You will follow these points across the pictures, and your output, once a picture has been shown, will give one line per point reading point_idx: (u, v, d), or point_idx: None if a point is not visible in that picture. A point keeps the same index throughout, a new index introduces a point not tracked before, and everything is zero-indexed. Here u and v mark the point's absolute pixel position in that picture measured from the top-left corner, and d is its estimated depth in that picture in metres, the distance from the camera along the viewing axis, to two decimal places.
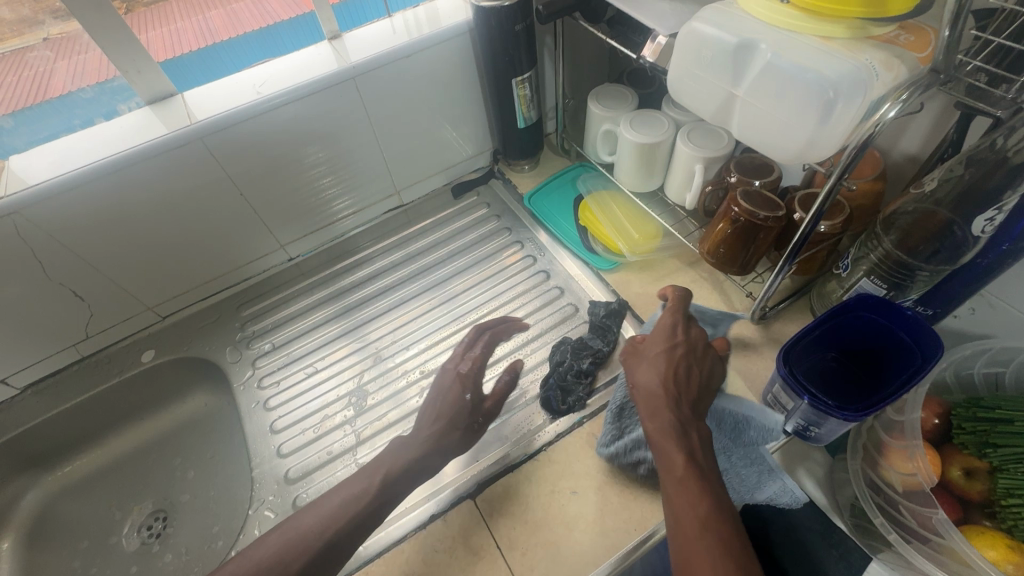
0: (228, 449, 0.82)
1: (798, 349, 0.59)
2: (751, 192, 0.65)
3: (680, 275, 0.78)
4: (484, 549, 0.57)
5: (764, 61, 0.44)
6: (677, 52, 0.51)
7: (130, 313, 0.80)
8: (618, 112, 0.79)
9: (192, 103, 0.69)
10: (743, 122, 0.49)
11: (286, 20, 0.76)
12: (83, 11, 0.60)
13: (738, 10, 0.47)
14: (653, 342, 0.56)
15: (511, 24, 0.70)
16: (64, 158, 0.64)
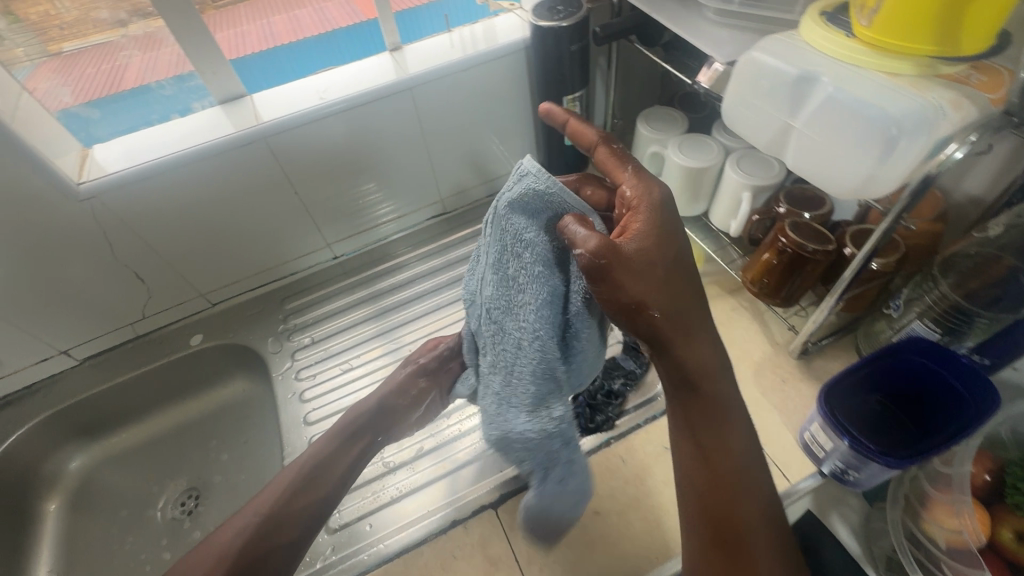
0: (262, 435, 0.86)
1: (842, 389, 0.57)
2: (800, 225, 0.64)
3: (719, 303, 0.77)
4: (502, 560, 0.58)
5: (824, 94, 0.44)
6: (733, 79, 0.51)
7: (183, 297, 0.84)
8: (667, 135, 0.79)
9: (260, 105, 0.74)
10: (798, 154, 0.48)
11: (342, 24, 0.81)
12: (172, 17, 0.65)
13: (800, 42, 0.47)
14: (659, 248, 0.43)
15: (568, 44, 0.71)
16: (141, 150, 0.69)
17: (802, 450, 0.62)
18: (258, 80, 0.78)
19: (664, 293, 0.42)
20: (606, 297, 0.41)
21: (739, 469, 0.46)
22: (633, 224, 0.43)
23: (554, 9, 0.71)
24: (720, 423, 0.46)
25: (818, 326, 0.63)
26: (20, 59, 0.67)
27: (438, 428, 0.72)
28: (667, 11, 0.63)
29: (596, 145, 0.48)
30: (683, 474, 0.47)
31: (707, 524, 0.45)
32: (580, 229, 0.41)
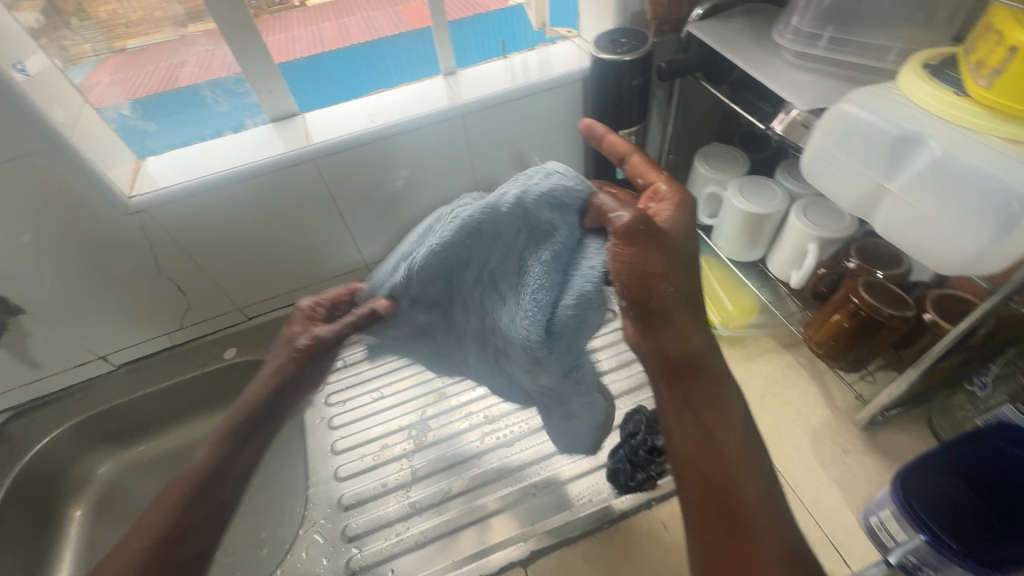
0: (288, 455, 0.84)
1: (918, 472, 0.52)
2: (874, 285, 0.59)
3: (773, 359, 0.72)
4: None
5: (931, 158, 0.40)
6: (818, 131, 0.48)
7: (220, 310, 0.84)
8: (727, 175, 0.75)
9: (311, 125, 0.73)
10: (892, 218, 0.44)
11: (389, 33, 0.78)
12: (235, 36, 0.65)
13: (899, 96, 0.43)
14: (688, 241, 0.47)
15: (630, 79, 0.68)
16: (193, 166, 0.69)
17: (867, 535, 0.56)
18: (304, 90, 0.77)
19: (686, 276, 0.46)
20: (626, 262, 0.44)
21: (738, 441, 0.43)
22: (662, 211, 0.47)
23: (617, 41, 0.68)
24: (724, 406, 0.44)
25: (891, 397, 0.58)
26: (87, 55, 0.67)
27: (460, 442, 0.71)
28: (741, 51, 0.60)
29: (628, 155, 0.52)
30: (678, 450, 0.45)
31: (705, 494, 0.42)
32: (612, 203, 0.46)
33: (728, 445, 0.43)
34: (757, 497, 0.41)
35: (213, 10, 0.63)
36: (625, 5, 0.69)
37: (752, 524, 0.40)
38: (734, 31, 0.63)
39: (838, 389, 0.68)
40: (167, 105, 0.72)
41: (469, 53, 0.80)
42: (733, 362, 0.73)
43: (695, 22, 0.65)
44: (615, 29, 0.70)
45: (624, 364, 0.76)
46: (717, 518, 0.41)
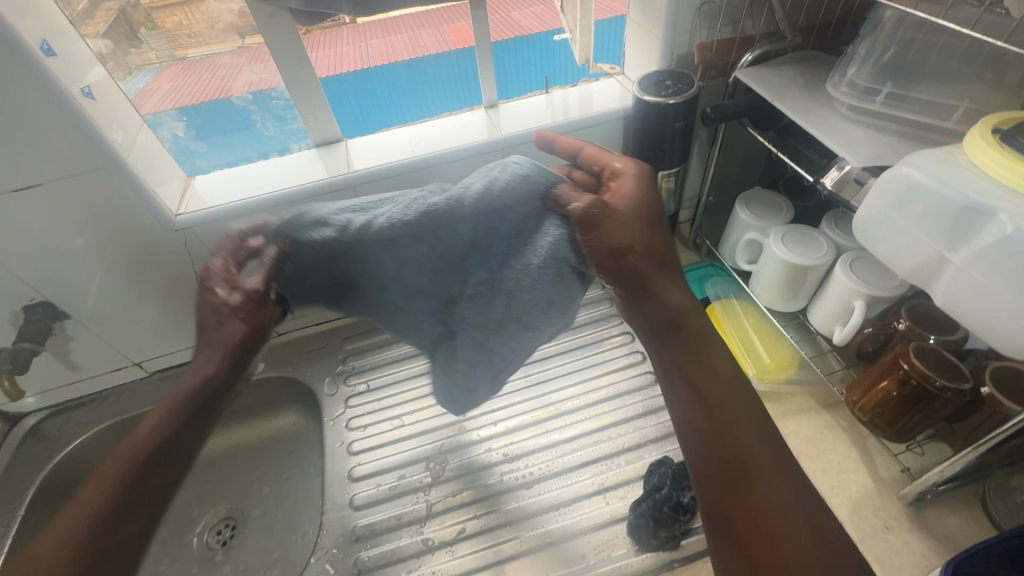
0: (306, 474, 0.85)
1: (971, 564, 0.47)
2: (926, 351, 0.56)
3: (810, 418, 0.68)
4: None
5: (1000, 232, 0.37)
6: (873, 191, 0.46)
7: None
8: (769, 222, 0.73)
9: (353, 152, 0.75)
10: (954, 290, 0.42)
11: (431, 54, 0.73)
12: (287, 66, 0.67)
13: (965, 162, 0.40)
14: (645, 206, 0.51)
15: (673, 122, 0.67)
16: (238, 187, 0.72)
17: None
18: (348, 105, 0.76)
19: (647, 237, 0.51)
20: (596, 240, 0.49)
21: (729, 379, 0.48)
22: (622, 190, 0.51)
23: (662, 84, 0.67)
24: (708, 348, 0.50)
25: (943, 476, 0.54)
26: (151, 61, 0.68)
27: (477, 479, 0.70)
28: (791, 101, 0.58)
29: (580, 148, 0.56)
30: (678, 401, 0.49)
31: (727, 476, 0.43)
32: (569, 190, 0.50)
33: (742, 425, 0.45)
34: (779, 473, 0.42)
35: (268, 41, 0.65)
36: (671, 48, 0.69)
37: (779, 497, 0.41)
38: (784, 79, 0.61)
39: (881, 458, 0.64)
40: (217, 125, 0.73)
41: (514, 88, 0.80)
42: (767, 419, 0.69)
43: (745, 66, 0.63)
44: (660, 71, 0.69)
45: (651, 411, 0.74)
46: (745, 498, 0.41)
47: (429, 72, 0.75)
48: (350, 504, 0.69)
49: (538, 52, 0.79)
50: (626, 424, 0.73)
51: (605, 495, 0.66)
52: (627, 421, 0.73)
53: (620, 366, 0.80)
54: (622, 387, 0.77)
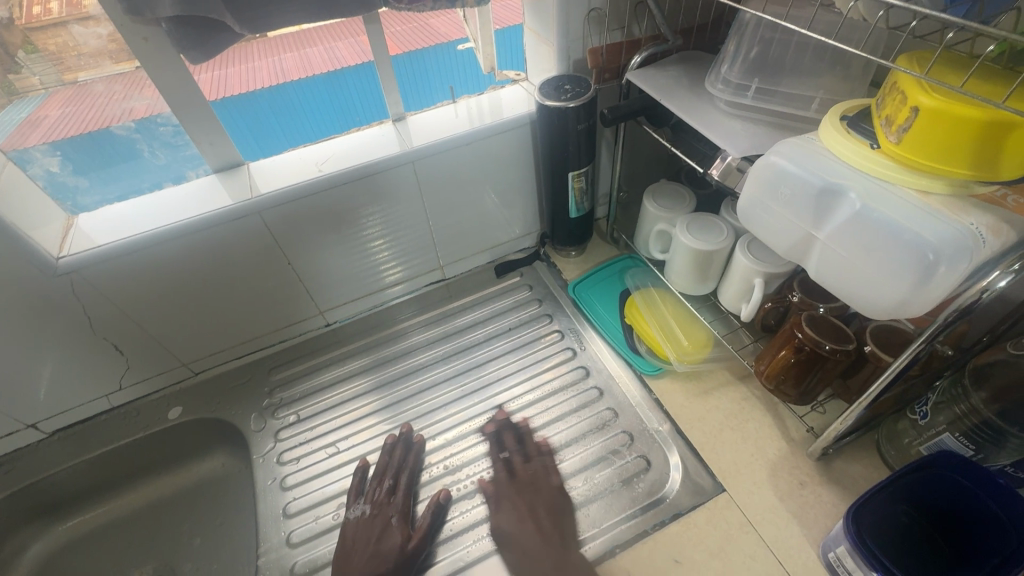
0: (240, 514, 0.80)
1: (870, 505, 0.53)
2: (818, 319, 0.61)
3: (730, 390, 0.72)
4: None
5: (852, 210, 0.41)
6: (749, 179, 0.49)
7: (164, 367, 0.80)
8: (675, 213, 0.77)
9: (257, 175, 0.72)
10: (822, 261, 0.45)
11: (354, 65, 0.75)
12: (173, 91, 0.64)
13: (818, 146, 0.45)
14: None
15: (575, 124, 0.71)
16: (129, 222, 0.67)
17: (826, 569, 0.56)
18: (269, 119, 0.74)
19: None
20: None
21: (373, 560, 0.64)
22: None
23: (561, 88, 0.70)
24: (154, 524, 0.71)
25: (840, 430, 0.59)
26: (35, 87, 0.64)
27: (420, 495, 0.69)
28: (675, 96, 0.62)
29: None
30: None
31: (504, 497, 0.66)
32: None
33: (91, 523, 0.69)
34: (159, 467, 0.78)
35: (146, 65, 0.61)
36: (567, 53, 0.71)
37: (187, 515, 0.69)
38: (669, 79, 0.65)
39: (790, 418, 0.68)
40: (90, 153, 0.67)
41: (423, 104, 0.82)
42: (689, 398, 0.72)
43: (634, 69, 0.67)
44: (558, 76, 0.72)
45: (585, 405, 0.75)
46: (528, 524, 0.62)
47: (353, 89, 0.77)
48: (287, 541, 0.67)
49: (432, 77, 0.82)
50: (562, 419, 0.74)
51: None
52: (562, 417, 0.74)
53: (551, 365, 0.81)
54: (554, 385, 0.78)
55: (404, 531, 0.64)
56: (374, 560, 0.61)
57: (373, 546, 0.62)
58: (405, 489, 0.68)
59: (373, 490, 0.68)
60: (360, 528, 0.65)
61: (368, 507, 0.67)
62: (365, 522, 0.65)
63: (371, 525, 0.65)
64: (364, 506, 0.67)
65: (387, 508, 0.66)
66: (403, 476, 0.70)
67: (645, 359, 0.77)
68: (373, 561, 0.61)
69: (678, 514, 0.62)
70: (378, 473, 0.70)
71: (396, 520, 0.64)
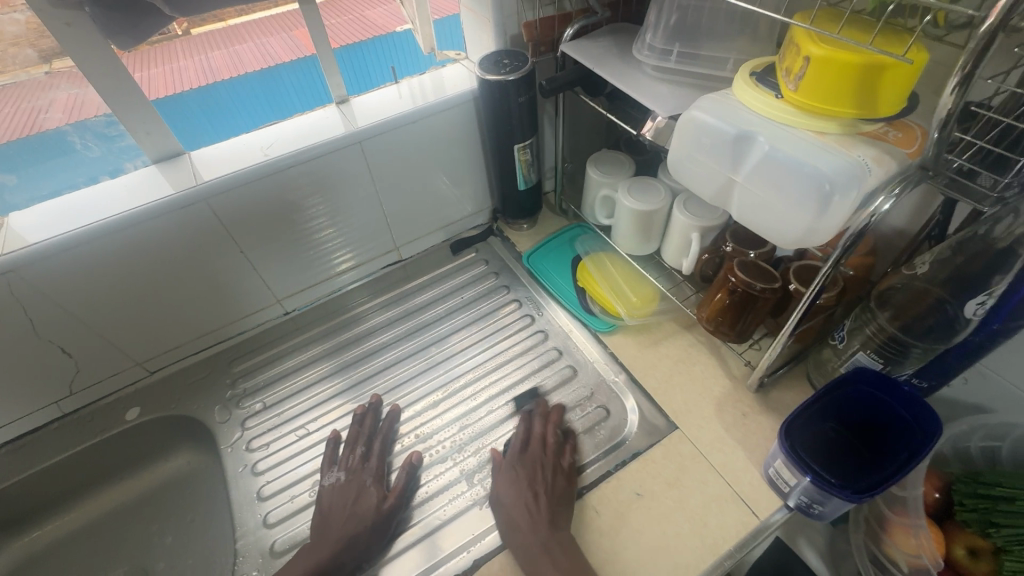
0: (210, 510, 0.79)
1: (800, 421, 0.59)
2: (748, 263, 0.66)
3: (677, 339, 0.78)
4: None
5: (762, 152, 0.47)
6: (675, 135, 0.54)
7: (117, 368, 0.78)
8: (616, 177, 0.81)
9: (199, 163, 0.71)
10: (743, 203, 0.50)
11: (286, 61, 0.79)
12: (100, 78, 0.62)
13: (734, 100, 0.50)
14: None
15: (516, 96, 0.73)
16: (66, 218, 0.64)
17: (769, 485, 0.62)
18: (198, 123, 0.76)
19: None
20: None
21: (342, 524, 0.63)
22: None
23: (500, 63, 0.73)
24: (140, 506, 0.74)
25: (772, 359, 0.65)
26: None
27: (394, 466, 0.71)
28: (605, 63, 0.66)
29: None
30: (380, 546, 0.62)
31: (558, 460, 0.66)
32: None
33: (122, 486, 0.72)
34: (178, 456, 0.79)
35: (70, 52, 0.59)
36: (503, 29, 0.74)
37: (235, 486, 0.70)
38: (601, 48, 0.69)
39: (732, 358, 0.75)
40: (31, 152, 0.67)
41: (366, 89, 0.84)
42: (642, 350, 0.78)
43: (568, 41, 0.70)
44: (497, 52, 0.74)
45: (546, 365, 0.79)
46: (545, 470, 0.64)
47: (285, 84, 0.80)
48: (263, 523, 0.68)
49: (363, 64, 0.83)
50: (525, 380, 0.78)
51: None
52: (524, 378, 0.78)
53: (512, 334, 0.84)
54: (515, 350, 0.82)
55: (379, 491, 0.66)
56: (351, 521, 0.62)
57: (349, 510, 0.64)
58: (378, 454, 0.70)
59: (346, 458, 0.70)
60: (336, 493, 0.66)
61: (342, 474, 0.68)
62: (340, 487, 0.67)
63: (346, 489, 0.66)
64: (338, 474, 0.69)
65: (361, 474, 0.68)
66: (375, 443, 0.72)
67: (599, 317, 0.81)
68: (349, 525, 0.62)
69: (637, 453, 0.67)
70: (350, 442, 0.72)
71: (371, 481, 0.67)
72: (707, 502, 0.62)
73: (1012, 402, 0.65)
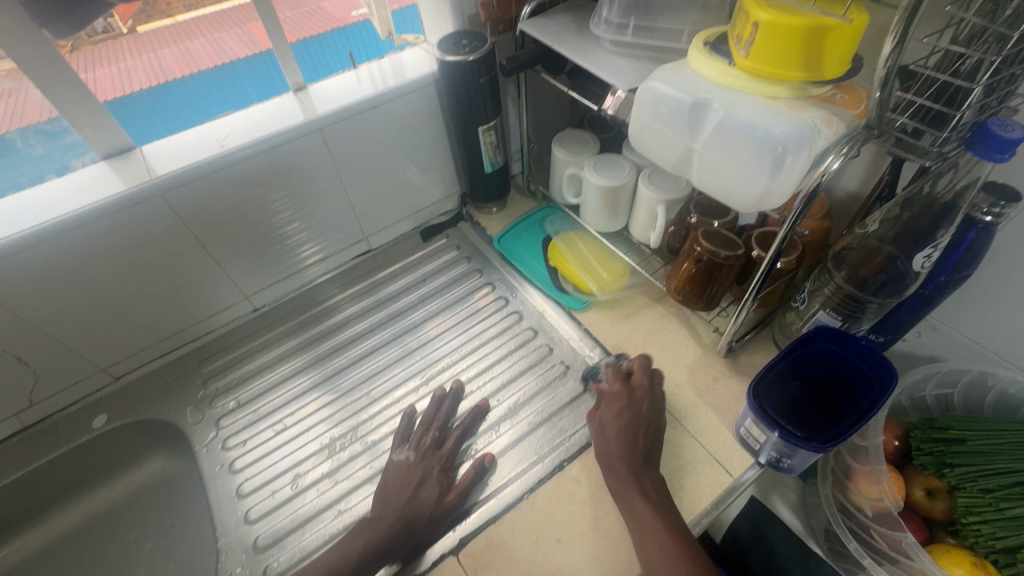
0: (189, 515, 0.77)
1: (766, 382, 0.62)
2: (711, 232, 0.68)
3: (649, 312, 0.80)
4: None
5: (717, 119, 0.48)
6: (635, 107, 0.54)
7: (80, 375, 0.75)
8: (581, 155, 0.82)
9: (153, 158, 0.68)
10: (703, 170, 0.51)
11: (243, 59, 0.77)
12: (38, 70, 0.59)
13: (690, 70, 0.51)
14: None
15: (477, 77, 0.73)
16: (11, 220, 0.61)
17: (740, 445, 0.64)
18: (148, 128, 0.72)
19: None
20: None
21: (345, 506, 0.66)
22: None
23: (459, 43, 0.72)
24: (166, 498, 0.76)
25: (738, 324, 0.67)
26: None
27: (375, 454, 0.71)
28: (564, 39, 0.66)
29: None
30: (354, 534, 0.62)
31: (631, 461, 0.60)
32: None
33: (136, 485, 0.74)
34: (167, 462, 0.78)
35: (4, 44, 0.56)
36: (460, 9, 0.74)
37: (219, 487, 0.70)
38: (559, 25, 0.69)
39: (702, 326, 0.77)
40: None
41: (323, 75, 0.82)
42: (615, 324, 0.79)
43: (526, 19, 0.70)
44: (455, 33, 0.74)
45: (521, 345, 0.80)
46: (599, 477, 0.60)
47: (242, 78, 0.77)
48: (245, 520, 0.67)
49: (321, 56, 0.82)
50: (501, 361, 0.78)
51: (496, 428, 0.71)
52: (501, 359, 0.79)
53: (487, 317, 0.85)
54: (492, 333, 0.82)
55: (443, 484, 0.64)
56: (410, 506, 0.61)
57: (412, 494, 0.62)
58: None
59: None
60: (401, 473, 0.65)
61: (412, 453, 0.67)
62: (408, 467, 0.65)
63: (412, 472, 0.65)
64: (409, 452, 0.68)
65: None
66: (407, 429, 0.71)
67: (572, 295, 0.82)
68: (408, 506, 0.61)
69: None
70: None
71: None
72: (684, 465, 0.64)
73: (960, 351, 0.69)
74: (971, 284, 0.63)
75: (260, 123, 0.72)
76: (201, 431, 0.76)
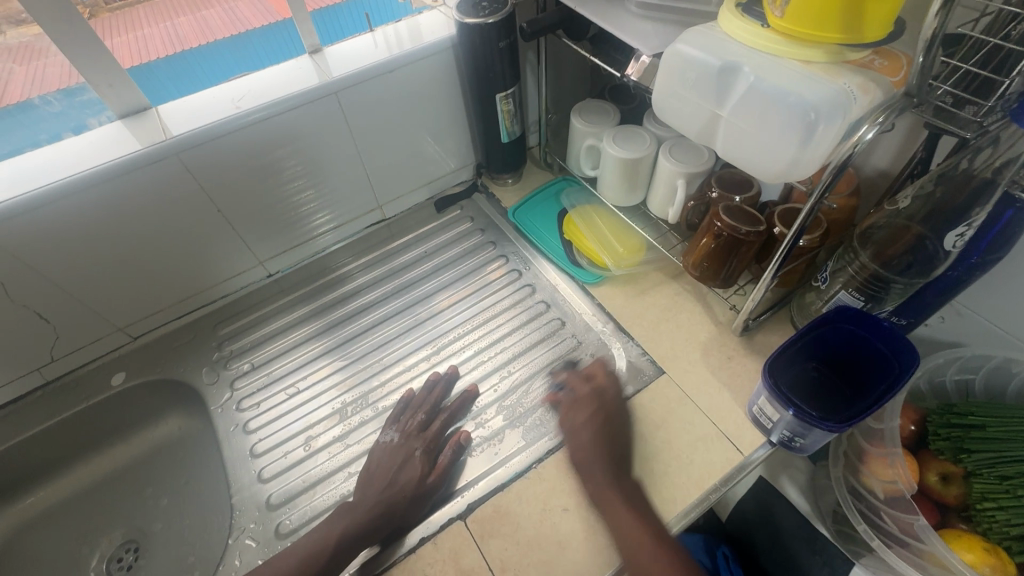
0: (204, 473, 0.79)
1: (783, 361, 0.61)
2: (733, 207, 0.66)
3: (664, 288, 0.78)
4: (528, 541, 0.58)
5: (747, 84, 0.46)
6: (660, 72, 0.52)
7: (99, 334, 0.77)
8: (601, 126, 0.80)
9: (168, 117, 0.67)
10: (729, 139, 0.49)
11: (260, 28, 0.76)
12: (53, 24, 0.58)
13: (721, 32, 0.49)
14: None
15: (495, 41, 0.71)
16: (29, 177, 0.61)
17: (752, 423, 0.64)
18: (165, 95, 0.72)
19: None
20: None
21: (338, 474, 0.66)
22: None
23: (478, 5, 0.70)
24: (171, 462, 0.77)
25: (755, 302, 0.65)
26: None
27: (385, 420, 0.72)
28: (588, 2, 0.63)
29: None
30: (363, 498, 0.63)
31: (597, 452, 0.61)
32: None
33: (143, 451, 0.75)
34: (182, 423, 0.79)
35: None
36: None
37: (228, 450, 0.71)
38: None
39: (718, 304, 0.76)
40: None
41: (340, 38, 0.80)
42: (629, 300, 0.78)
43: None
44: None
45: (533, 318, 0.79)
46: (605, 453, 0.60)
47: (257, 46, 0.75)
48: (258, 479, 0.69)
49: (337, 19, 0.80)
50: (513, 334, 0.78)
51: (505, 399, 0.72)
52: (512, 332, 0.78)
53: (498, 290, 0.84)
54: (503, 305, 0.82)
55: (425, 466, 0.64)
56: (392, 489, 0.62)
57: (393, 477, 0.63)
58: None
59: None
60: (386, 455, 0.66)
61: (399, 435, 0.68)
62: (392, 449, 0.66)
63: (396, 454, 0.65)
64: (395, 435, 0.68)
65: None
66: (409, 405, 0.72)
67: (586, 269, 0.82)
68: (390, 490, 0.61)
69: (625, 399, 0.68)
70: None
71: None
72: (694, 441, 0.64)
73: (985, 336, 0.67)
74: (1002, 267, 0.61)
75: (274, 85, 0.70)
76: (215, 392, 0.78)
